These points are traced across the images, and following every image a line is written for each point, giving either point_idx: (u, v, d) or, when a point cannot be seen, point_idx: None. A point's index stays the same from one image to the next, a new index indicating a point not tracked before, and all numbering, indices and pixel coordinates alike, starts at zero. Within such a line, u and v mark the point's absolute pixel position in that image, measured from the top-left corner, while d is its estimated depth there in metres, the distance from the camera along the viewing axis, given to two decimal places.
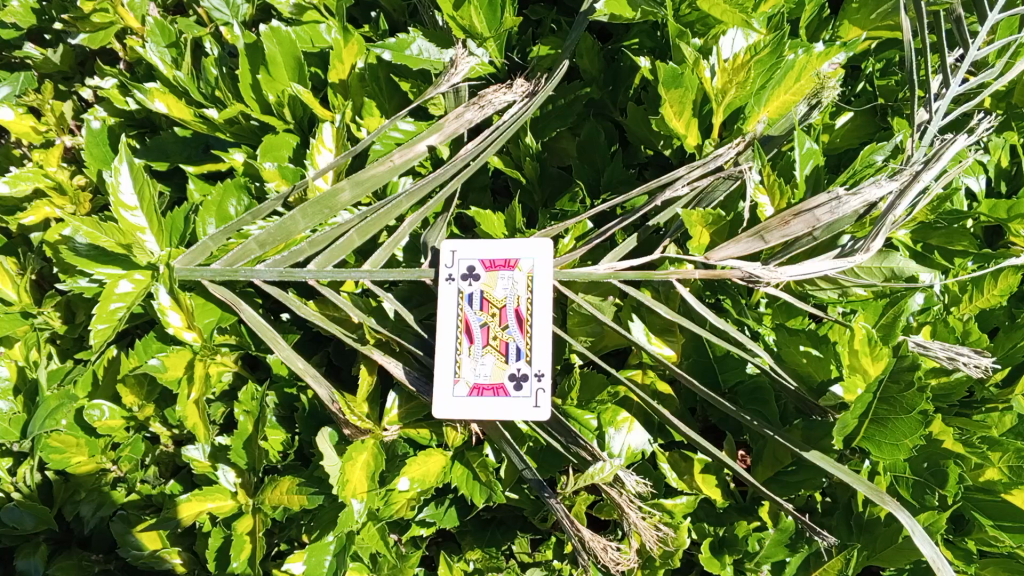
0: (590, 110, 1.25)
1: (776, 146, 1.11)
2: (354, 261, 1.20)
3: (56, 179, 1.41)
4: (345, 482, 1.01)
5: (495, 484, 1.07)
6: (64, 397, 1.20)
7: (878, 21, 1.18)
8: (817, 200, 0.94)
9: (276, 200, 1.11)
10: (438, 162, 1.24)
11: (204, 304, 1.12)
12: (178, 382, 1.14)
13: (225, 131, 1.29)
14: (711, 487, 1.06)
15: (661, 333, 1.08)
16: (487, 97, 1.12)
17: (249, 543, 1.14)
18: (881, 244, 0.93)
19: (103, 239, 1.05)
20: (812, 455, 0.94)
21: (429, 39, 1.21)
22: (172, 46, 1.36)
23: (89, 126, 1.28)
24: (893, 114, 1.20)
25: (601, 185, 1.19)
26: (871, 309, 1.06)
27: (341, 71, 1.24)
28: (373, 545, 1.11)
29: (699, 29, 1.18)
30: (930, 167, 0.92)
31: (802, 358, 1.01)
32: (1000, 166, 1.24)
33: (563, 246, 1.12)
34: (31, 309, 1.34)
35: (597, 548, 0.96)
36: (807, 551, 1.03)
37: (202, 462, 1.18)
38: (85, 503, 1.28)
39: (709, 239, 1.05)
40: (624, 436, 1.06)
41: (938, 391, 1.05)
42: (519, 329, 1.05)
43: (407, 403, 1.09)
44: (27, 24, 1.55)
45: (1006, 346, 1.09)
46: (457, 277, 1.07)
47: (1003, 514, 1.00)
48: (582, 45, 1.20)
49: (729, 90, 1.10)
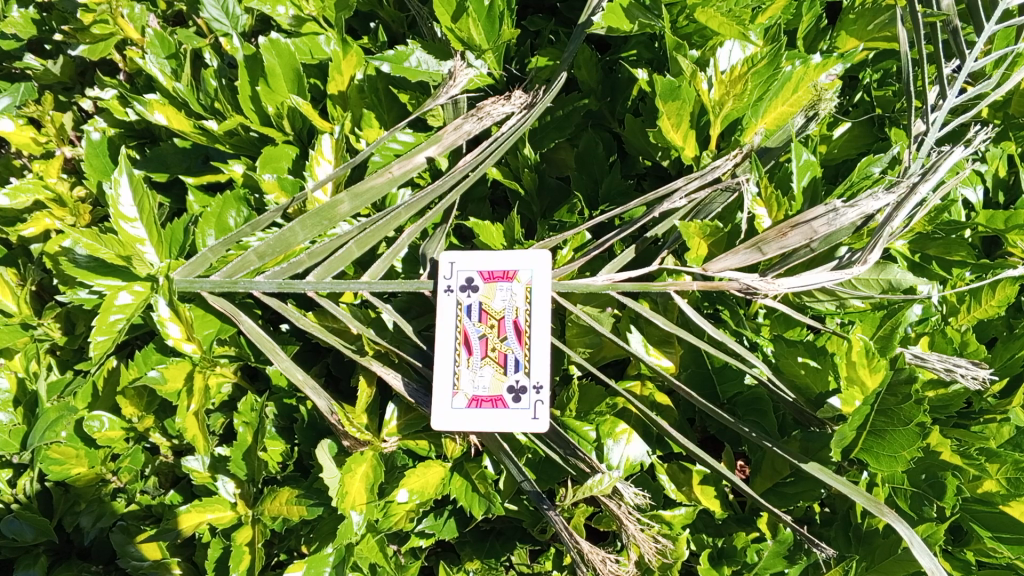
0: (589, 121, 1.26)
1: (773, 157, 1.11)
2: (354, 272, 1.20)
3: (56, 190, 1.41)
4: (344, 494, 1.02)
5: (494, 496, 1.07)
6: (64, 409, 1.22)
7: (875, 33, 1.17)
8: (814, 212, 0.95)
9: (275, 211, 1.10)
10: (436, 173, 1.25)
11: (204, 315, 1.14)
12: (178, 394, 1.14)
13: (225, 142, 1.29)
14: (710, 497, 1.07)
15: (660, 344, 1.08)
16: (486, 108, 1.13)
17: (249, 554, 1.13)
18: (877, 257, 0.93)
19: (103, 251, 1.06)
20: (812, 467, 0.95)
21: (428, 51, 1.21)
22: (172, 57, 1.37)
23: (89, 138, 1.29)
24: (891, 125, 1.20)
25: (599, 197, 1.19)
26: (868, 321, 1.05)
27: (341, 83, 1.25)
28: (372, 555, 1.10)
29: (697, 41, 1.19)
30: (928, 179, 0.92)
31: (800, 369, 1.02)
32: (997, 176, 1.24)
33: (561, 257, 1.12)
34: (32, 321, 1.35)
35: (596, 560, 0.96)
36: (806, 562, 1.02)
37: (201, 473, 1.17)
38: (85, 514, 1.28)
39: (707, 251, 1.06)
40: (622, 448, 1.05)
41: (935, 402, 1.05)
42: (518, 341, 1.05)
43: (406, 414, 1.10)
44: (27, 35, 1.57)
45: (1005, 357, 1.10)
46: (456, 288, 1.07)
47: (1002, 526, 1.00)
48: (581, 56, 1.21)
49: (726, 102, 1.10)
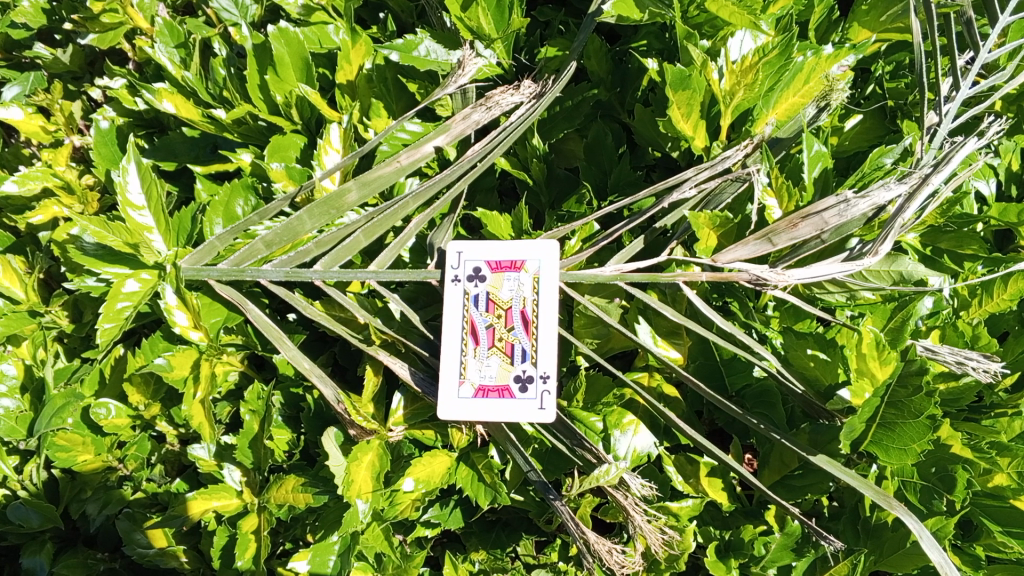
0: (598, 111, 1.25)
1: (784, 148, 1.11)
2: (361, 261, 1.20)
3: (64, 178, 1.42)
4: (350, 482, 1.02)
5: (499, 486, 1.06)
6: (70, 395, 1.21)
7: (888, 23, 1.17)
8: (825, 203, 0.94)
9: (283, 199, 1.10)
10: (445, 162, 1.24)
11: (210, 303, 1.13)
12: (184, 381, 1.15)
13: (232, 131, 1.29)
14: (717, 490, 1.06)
15: (668, 335, 1.08)
16: (494, 97, 1.13)
17: (254, 542, 1.13)
18: (888, 248, 0.93)
19: (110, 238, 1.06)
20: (819, 459, 0.94)
21: (438, 40, 1.21)
22: (181, 46, 1.36)
23: (98, 126, 1.29)
24: (902, 117, 1.20)
25: (608, 186, 1.19)
26: (879, 313, 1.06)
27: (349, 73, 1.24)
28: (377, 544, 1.09)
29: (707, 31, 1.17)
30: (940, 170, 0.92)
31: (809, 361, 1.00)
32: (1011, 169, 1.23)
33: (568, 247, 1.11)
34: (39, 308, 1.35)
35: (602, 551, 0.96)
36: (814, 555, 1.01)
37: (207, 461, 1.19)
38: (91, 502, 1.27)
39: (716, 241, 1.05)
40: (629, 439, 1.05)
41: (945, 396, 1.04)
42: (525, 331, 1.05)
43: (412, 404, 1.09)
44: (37, 24, 1.58)
45: (1016, 352, 1.08)
46: (463, 278, 1.07)
47: (1011, 520, 0.98)
48: (590, 46, 1.20)
49: (737, 92, 1.09)
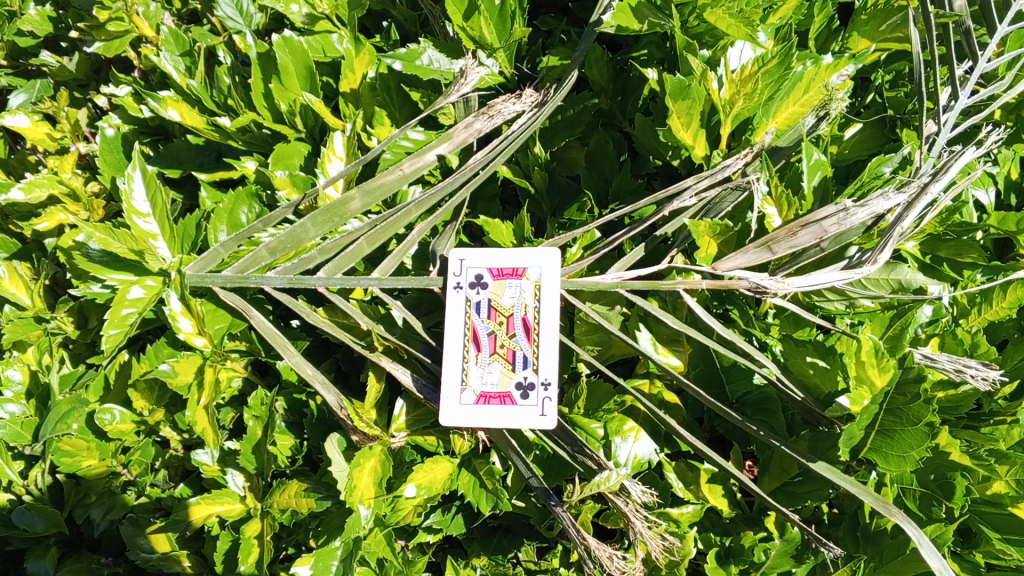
0: (599, 119, 1.26)
1: (784, 156, 1.12)
2: (364, 268, 1.21)
3: (70, 185, 1.42)
4: (352, 488, 1.02)
5: (501, 492, 1.07)
6: (75, 400, 1.21)
7: (887, 33, 1.18)
8: (825, 211, 0.95)
9: (287, 207, 1.11)
10: (447, 171, 1.25)
11: (215, 309, 1.13)
12: (188, 387, 1.15)
13: (237, 139, 1.31)
14: (717, 496, 1.07)
15: (668, 342, 1.09)
16: (497, 106, 1.14)
17: (257, 547, 1.14)
18: (887, 257, 0.93)
19: (115, 245, 1.08)
20: (819, 466, 0.95)
21: (440, 49, 1.22)
22: (185, 54, 1.39)
23: (104, 134, 1.32)
24: (902, 125, 1.20)
25: (609, 195, 1.19)
26: (878, 320, 1.06)
27: (353, 81, 1.26)
28: (379, 549, 1.10)
29: (708, 40, 1.19)
30: (939, 179, 0.92)
31: (808, 368, 1.02)
32: (1009, 178, 1.24)
33: (570, 255, 1.13)
34: (45, 314, 1.37)
35: (603, 557, 0.96)
36: (813, 562, 1.02)
37: (210, 466, 1.19)
38: (96, 506, 1.28)
39: (716, 249, 1.05)
40: (630, 446, 1.05)
41: (944, 403, 1.05)
42: (526, 338, 1.06)
43: (414, 410, 1.11)
44: (43, 32, 1.60)
45: (1015, 359, 1.09)
46: (466, 285, 1.08)
47: (1010, 527, 0.99)
48: (591, 55, 1.21)
49: (737, 101, 1.10)
